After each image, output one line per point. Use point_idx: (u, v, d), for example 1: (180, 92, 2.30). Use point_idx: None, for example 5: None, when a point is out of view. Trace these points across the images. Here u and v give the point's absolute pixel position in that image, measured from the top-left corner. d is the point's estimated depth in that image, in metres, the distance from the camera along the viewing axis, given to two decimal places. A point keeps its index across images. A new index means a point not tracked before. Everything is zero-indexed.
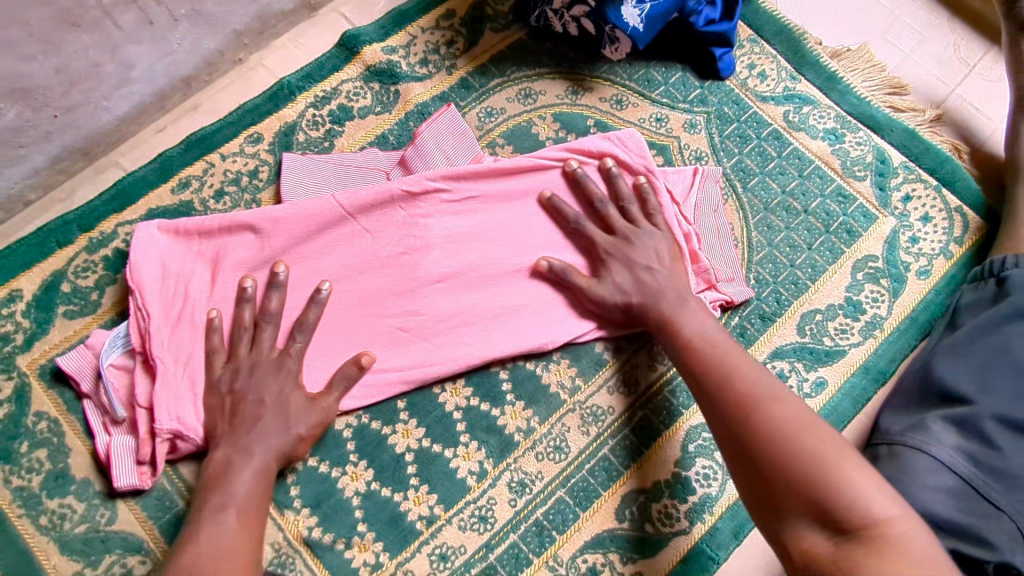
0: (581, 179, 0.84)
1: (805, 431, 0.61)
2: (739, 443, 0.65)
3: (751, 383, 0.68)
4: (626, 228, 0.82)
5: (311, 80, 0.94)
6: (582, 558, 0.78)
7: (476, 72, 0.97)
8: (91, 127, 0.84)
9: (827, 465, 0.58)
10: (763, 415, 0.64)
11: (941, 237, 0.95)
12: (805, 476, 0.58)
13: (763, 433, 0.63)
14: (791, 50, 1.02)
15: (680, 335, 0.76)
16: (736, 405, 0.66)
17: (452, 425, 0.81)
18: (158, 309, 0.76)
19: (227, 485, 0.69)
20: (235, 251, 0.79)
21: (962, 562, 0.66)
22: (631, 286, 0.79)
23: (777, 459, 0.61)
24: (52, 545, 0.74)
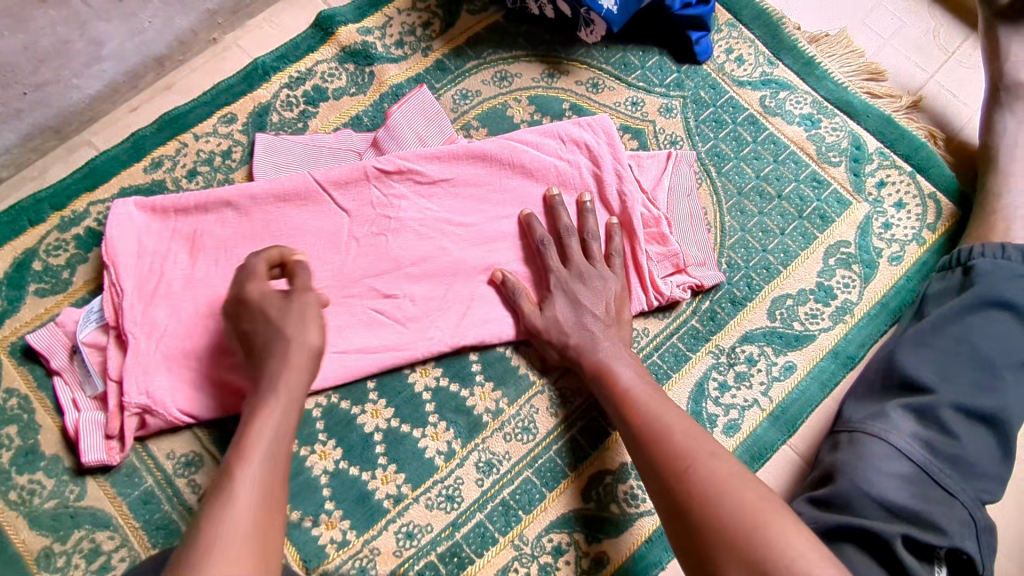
0: (557, 208, 0.84)
1: (740, 487, 0.57)
2: (674, 505, 0.60)
3: (686, 439, 0.64)
4: (584, 265, 0.82)
5: (286, 61, 0.94)
6: (547, 537, 0.79)
7: (452, 54, 0.97)
8: (62, 106, 0.84)
9: (761, 527, 0.53)
10: (698, 472, 0.60)
11: (914, 224, 0.95)
12: (735, 543, 0.53)
13: (699, 493, 0.58)
14: (768, 35, 1.02)
15: (617, 384, 0.75)
16: (671, 463, 0.62)
17: (421, 405, 0.82)
18: (132, 286, 0.78)
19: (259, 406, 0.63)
20: (212, 228, 0.81)
21: (917, 549, 0.65)
22: (569, 318, 0.80)
23: (711, 522, 0.55)
24: (20, 521, 0.75)
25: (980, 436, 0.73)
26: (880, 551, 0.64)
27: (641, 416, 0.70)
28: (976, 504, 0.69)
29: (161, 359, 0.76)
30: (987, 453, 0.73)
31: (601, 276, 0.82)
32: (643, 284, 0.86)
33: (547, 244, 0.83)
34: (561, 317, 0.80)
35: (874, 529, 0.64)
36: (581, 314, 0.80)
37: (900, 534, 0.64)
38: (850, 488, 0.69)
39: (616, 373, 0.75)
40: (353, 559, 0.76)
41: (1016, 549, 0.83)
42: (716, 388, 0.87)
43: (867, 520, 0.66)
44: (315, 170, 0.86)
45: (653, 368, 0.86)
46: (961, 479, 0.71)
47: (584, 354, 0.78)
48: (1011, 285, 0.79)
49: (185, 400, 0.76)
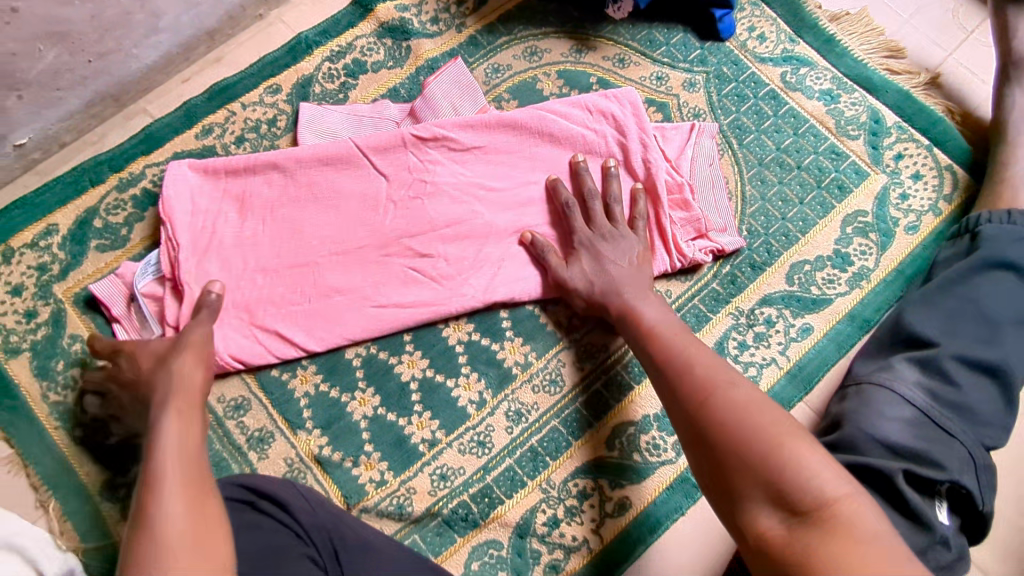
0: (581, 172, 0.88)
1: (759, 413, 0.59)
2: (698, 435, 0.63)
3: (708, 374, 0.67)
4: (607, 226, 0.86)
5: (328, 36, 0.99)
6: (573, 483, 0.83)
7: (484, 30, 1.02)
8: (122, 74, 0.89)
9: (778, 448, 0.55)
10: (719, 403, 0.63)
11: (930, 195, 0.98)
12: (753, 467, 0.55)
13: (718, 424, 0.61)
14: (790, 14, 1.06)
15: (642, 326, 0.78)
16: (695, 396, 0.66)
17: (454, 357, 0.86)
18: (187, 241, 0.83)
19: (181, 425, 0.61)
20: (260, 190, 0.86)
21: (919, 484, 0.70)
22: (594, 274, 0.84)
23: (732, 449, 0.58)
24: (84, 454, 0.80)
25: (983, 386, 0.77)
26: (883, 486, 0.69)
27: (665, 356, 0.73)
28: (976, 445, 0.73)
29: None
30: (990, 402, 0.76)
31: (623, 236, 0.86)
32: (667, 246, 0.90)
33: (571, 206, 0.87)
34: (585, 274, 0.84)
35: (877, 465, 0.69)
36: (604, 271, 0.84)
37: (900, 469, 0.69)
38: (855, 431, 0.74)
39: (639, 313, 0.79)
40: (390, 497, 0.81)
41: (1015, 495, 0.89)
42: (735, 348, 0.90)
43: (870, 458, 0.71)
44: (355, 136, 0.91)
45: None
46: (964, 424, 0.74)
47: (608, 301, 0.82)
48: (1014, 246, 0.84)
49: (236, 346, 0.81)
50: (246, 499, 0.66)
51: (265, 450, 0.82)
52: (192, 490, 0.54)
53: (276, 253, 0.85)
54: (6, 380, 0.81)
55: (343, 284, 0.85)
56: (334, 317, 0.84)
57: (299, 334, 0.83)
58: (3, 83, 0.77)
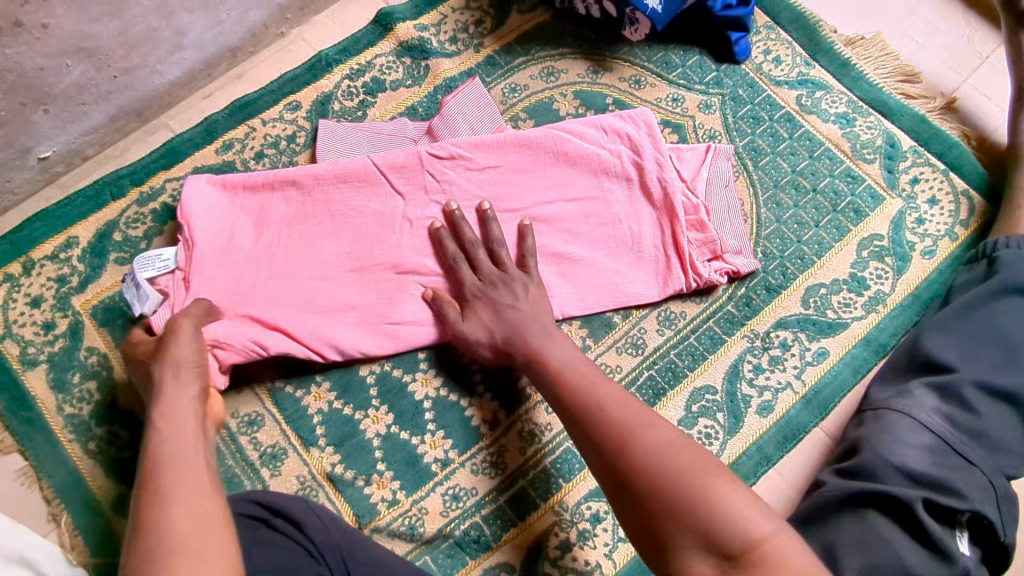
0: (458, 223, 0.86)
1: (678, 453, 0.60)
2: (618, 479, 0.62)
3: (620, 415, 0.66)
4: (496, 273, 0.84)
5: (348, 54, 1.00)
6: (587, 505, 0.82)
7: (502, 50, 1.03)
8: (146, 89, 0.90)
9: (703, 491, 0.56)
10: (636, 446, 0.62)
11: (947, 220, 0.98)
12: (681, 511, 0.56)
13: (638, 467, 0.61)
14: (806, 37, 1.06)
15: (546, 364, 0.77)
16: (611, 437, 0.65)
17: (468, 375, 0.86)
18: (204, 250, 0.83)
19: (178, 424, 0.62)
20: (277, 206, 0.87)
21: (940, 513, 0.69)
22: (492, 321, 0.82)
23: (652, 494, 0.58)
24: (98, 468, 0.80)
25: (1003, 414, 0.75)
26: (903, 515, 0.68)
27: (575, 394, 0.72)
28: (997, 474, 0.72)
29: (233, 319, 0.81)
30: (1010, 430, 0.75)
31: (525, 281, 0.84)
32: (683, 266, 0.90)
33: (458, 260, 0.85)
34: (483, 324, 0.82)
35: (895, 492, 0.69)
36: (503, 320, 0.82)
37: (921, 497, 0.68)
38: (873, 458, 0.73)
39: (546, 356, 0.78)
40: (402, 517, 0.81)
41: None
42: (750, 370, 0.90)
43: (889, 486, 0.70)
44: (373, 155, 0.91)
45: (690, 349, 0.90)
46: (983, 452, 0.73)
47: (514, 346, 0.80)
48: None
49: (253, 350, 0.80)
50: (259, 517, 0.66)
51: (278, 466, 0.82)
52: (183, 485, 0.54)
53: (289, 267, 0.84)
54: (23, 392, 0.82)
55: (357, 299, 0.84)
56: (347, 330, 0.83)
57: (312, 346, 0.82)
58: (30, 96, 0.78)
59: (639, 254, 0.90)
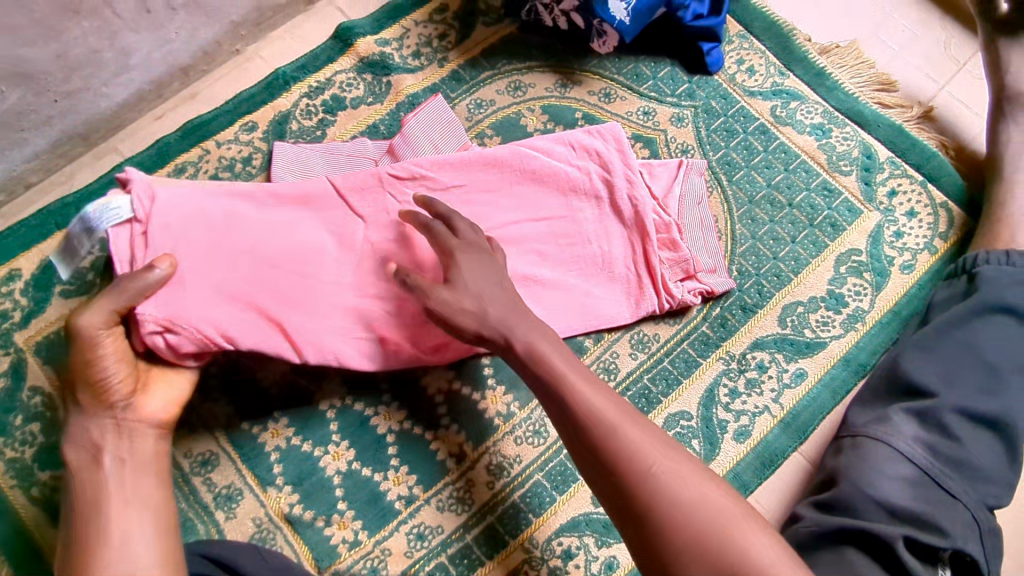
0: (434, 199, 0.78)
1: (702, 489, 0.59)
2: (631, 507, 0.60)
3: (633, 434, 0.63)
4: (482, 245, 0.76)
5: (306, 71, 0.96)
6: (558, 541, 0.79)
7: (467, 64, 0.99)
8: (91, 113, 0.86)
9: (732, 538, 0.56)
10: (657, 477, 0.60)
11: (926, 233, 0.96)
12: (709, 556, 0.55)
13: (657, 502, 0.59)
14: (779, 46, 1.03)
15: (539, 362, 0.69)
16: (624, 460, 0.61)
17: (434, 407, 0.82)
18: (162, 245, 0.73)
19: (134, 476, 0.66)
20: (242, 209, 0.77)
21: (921, 551, 0.66)
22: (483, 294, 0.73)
23: (670, 533, 0.57)
24: (43, 515, 0.76)
25: (986, 441, 0.72)
26: (883, 553, 0.65)
27: (581, 406, 0.65)
28: (979, 507, 0.69)
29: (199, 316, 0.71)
30: (992, 457, 0.72)
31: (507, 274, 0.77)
32: (655, 287, 0.87)
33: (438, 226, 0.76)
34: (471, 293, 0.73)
35: (878, 530, 0.66)
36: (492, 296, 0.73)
37: (902, 535, 0.65)
38: (852, 490, 0.70)
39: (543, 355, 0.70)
40: (364, 559, 0.77)
41: None
42: (726, 395, 0.87)
43: (870, 522, 0.67)
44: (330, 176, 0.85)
45: (664, 374, 0.87)
46: (964, 482, 0.70)
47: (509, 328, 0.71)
48: (1012, 289, 0.79)
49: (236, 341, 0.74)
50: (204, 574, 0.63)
51: (233, 508, 0.78)
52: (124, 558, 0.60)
53: (262, 270, 0.76)
54: None
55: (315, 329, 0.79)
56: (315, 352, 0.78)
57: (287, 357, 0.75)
58: None
59: (611, 274, 0.87)
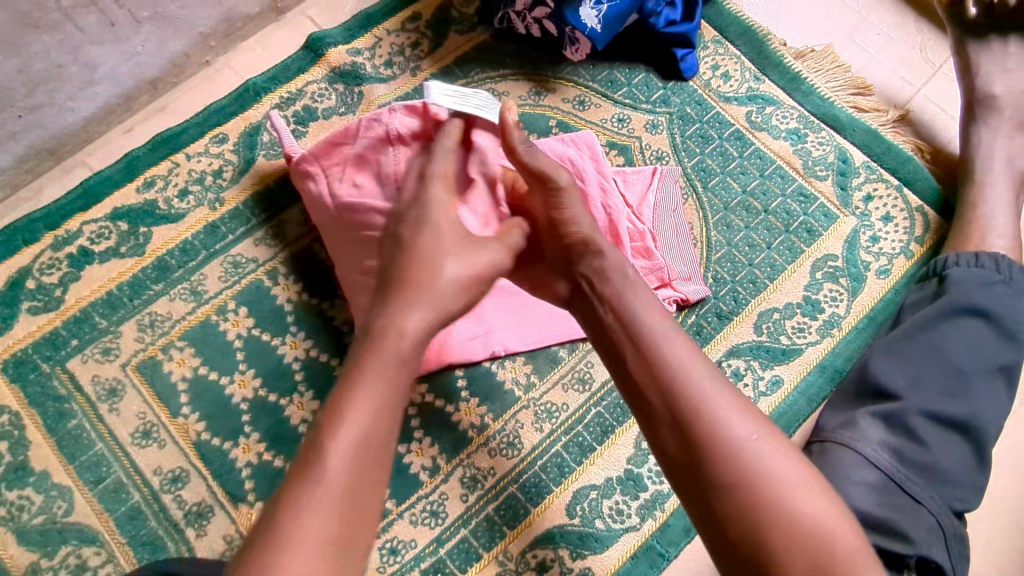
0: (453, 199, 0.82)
1: (791, 474, 0.52)
2: (705, 478, 0.52)
3: (717, 397, 0.55)
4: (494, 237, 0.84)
5: (277, 82, 0.95)
6: (532, 554, 0.78)
7: (440, 73, 0.99)
8: (57, 127, 0.85)
9: (824, 531, 0.49)
10: (741, 447, 0.52)
11: (902, 237, 0.96)
12: (799, 547, 0.48)
13: (740, 478, 0.51)
14: (754, 51, 1.03)
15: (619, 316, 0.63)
16: (703, 426, 0.54)
17: (406, 420, 0.82)
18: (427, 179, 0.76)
19: (388, 394, 0.54)
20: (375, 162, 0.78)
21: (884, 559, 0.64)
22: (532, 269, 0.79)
23: (751, 515, 0.50)
24: (8, 537, 0.74)
25: (953, 444, 0.71)
26: None
27: (670, 360, 0.58)
28: (944, 512, 0.67)
29: (454, 247, 0.65)
30: (961, 461, 0.71)
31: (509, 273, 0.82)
32: None
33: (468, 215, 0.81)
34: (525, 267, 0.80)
35: None
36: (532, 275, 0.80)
37: None
38: None
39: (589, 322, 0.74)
40: None
41: (999, 555, 0.83)
42: None
43: None
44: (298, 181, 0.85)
45: None
46: (928, 487, 0.68)
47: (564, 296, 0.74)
48: (981, 292, 0.79)
49: None
50: None
51: (204, 526, 0.77)
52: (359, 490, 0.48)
53: None
54: None
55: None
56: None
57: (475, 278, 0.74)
58: None
59: None
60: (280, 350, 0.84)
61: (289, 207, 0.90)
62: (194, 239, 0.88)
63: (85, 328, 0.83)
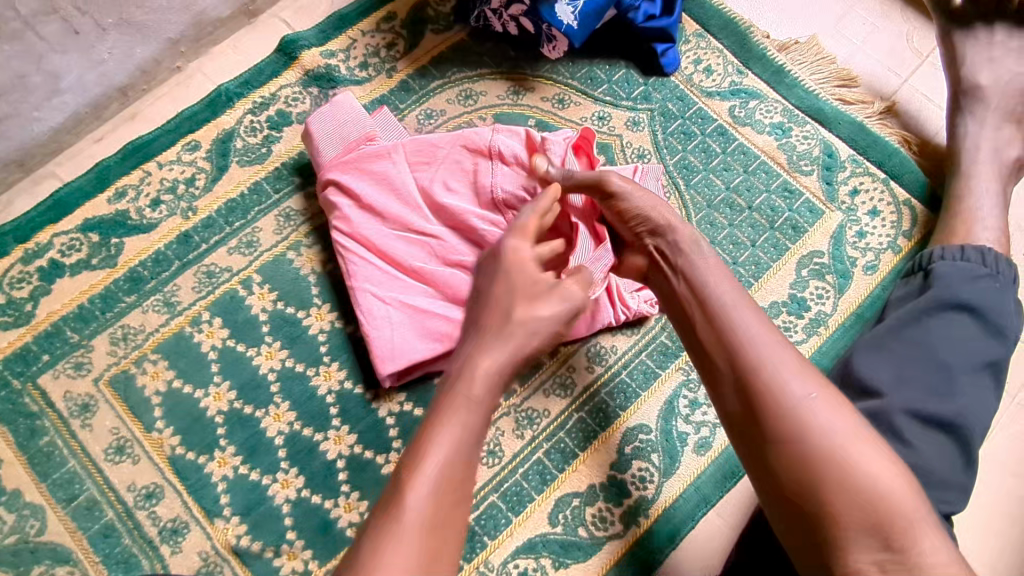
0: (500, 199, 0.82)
1: (849, 432, 0.53)
2: (763, 432, 0.55)
3: (778, 357, 0.57)
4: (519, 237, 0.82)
5: (250, 87, 0.93)
6: (513, 563, 0.77)
7: (416, 74, 0.97)
8: (24, 139, 0.84)
9: (880, 486, 0.51)
10: (796, 405, 0.54)
11: (889, 231, 0.94)
12: (854, 499, 0.50)
13: (798, 433, 0.53)
14: (737, 44, 1.01)
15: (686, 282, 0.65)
16: (761, 384, 0.56)
17: (384, 430, 0.81)
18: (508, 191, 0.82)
19: (459, 440, 0.53)
20: (456, 162, 0.84)
21: None
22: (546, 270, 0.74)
23: (804, 466, 0.52)
24: None
25: (938, 445, 0.69)
26: None
27: (735, 323, 0.60)
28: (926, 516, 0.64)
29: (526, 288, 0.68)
30: (949, 462, 0.69)
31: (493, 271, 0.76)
32: (611, 300, 0.84)
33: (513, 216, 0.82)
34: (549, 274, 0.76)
35: None
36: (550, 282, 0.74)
37: None
38: None
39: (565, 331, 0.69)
40: None
41: (985, 555, 0.82)
42: (686, 406, 0.85)
43: None
44: (338, 161, 0.85)
45: (622, 387, 0.85)
46: None
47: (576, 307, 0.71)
48: (967, 287, 0.77)
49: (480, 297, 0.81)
50: None
51: (179, 542, 0.76)
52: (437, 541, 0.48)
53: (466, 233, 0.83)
54: None
55: (452, 316, 0.81)
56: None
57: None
58: None
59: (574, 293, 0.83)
60: (255, 361, 0.82)
61: (263, 215, 0.89)
62: (167, 249, 0.86)
63: (56, 343, 0.81)
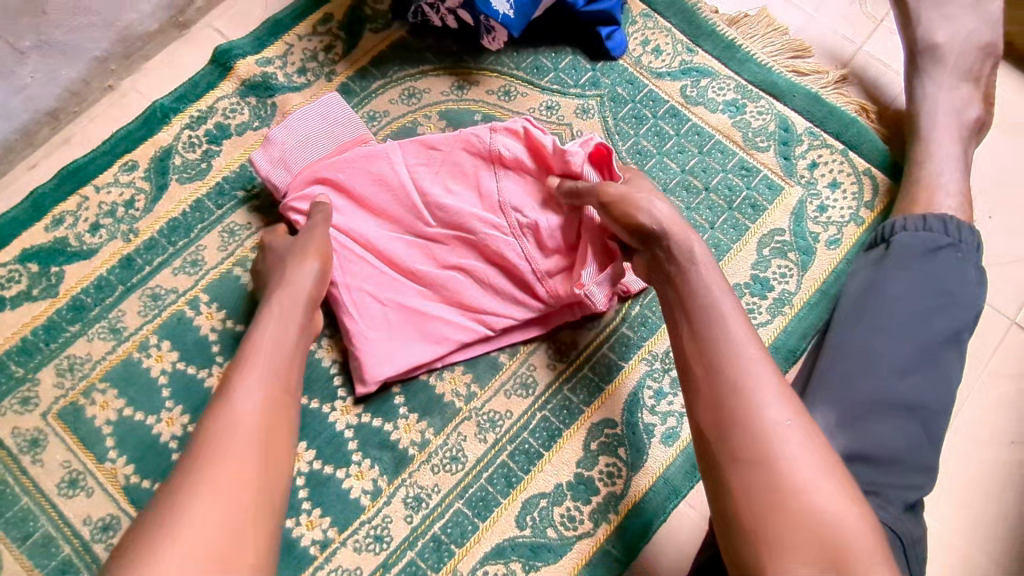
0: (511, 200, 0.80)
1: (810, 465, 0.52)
2: (727, 450, 0.54)
3: (756, 379, 0.56)
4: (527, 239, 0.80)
5: (185, 101, 0.90)
6: (482, 570, 0.76)
7: (357, 76, 0.94)
8: None
9: (826, 513, 0.50)
10: (761, 429, 0.53)
11: (851, 203, 0.92)
12: (798, 524, 0.50)
13: (762, 455, 0.52)
14: (685, 22, 0.98)
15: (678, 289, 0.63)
16: (732, 405, 0.55)
17: (343, 444, 0.79)
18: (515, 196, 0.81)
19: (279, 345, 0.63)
20: (459, 162, 0.82)
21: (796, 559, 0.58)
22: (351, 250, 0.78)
23: (760, 488, 0.52)
24: None
25: (905, 421, 0.67)
26: None
27: (720, 335, 0.58)
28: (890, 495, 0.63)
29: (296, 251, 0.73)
30: (918, 438, 0.67)
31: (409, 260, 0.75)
32: None
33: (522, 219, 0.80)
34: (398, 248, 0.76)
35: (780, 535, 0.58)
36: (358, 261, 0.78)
37: None
38: None
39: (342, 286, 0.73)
40: None
41: (961, 527, 0.81)
42: (651, 396, 0.83)
43: None
44: (333, 160, 0.83)
45: (584, 382, 0.83)
46: (877, 467, 0.64)
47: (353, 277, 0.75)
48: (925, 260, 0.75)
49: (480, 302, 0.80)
50: None
51: None
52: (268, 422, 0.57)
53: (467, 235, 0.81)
54: None
55: (455, 318, 0.80)
56: (479, 316, 0.80)
57: (557, 299, 0.80)
58: None
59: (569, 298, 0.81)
60: (207, 383, 0.81)
61: (207, 232, 0.86)
62: (109, 275, 0.84)
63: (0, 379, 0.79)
